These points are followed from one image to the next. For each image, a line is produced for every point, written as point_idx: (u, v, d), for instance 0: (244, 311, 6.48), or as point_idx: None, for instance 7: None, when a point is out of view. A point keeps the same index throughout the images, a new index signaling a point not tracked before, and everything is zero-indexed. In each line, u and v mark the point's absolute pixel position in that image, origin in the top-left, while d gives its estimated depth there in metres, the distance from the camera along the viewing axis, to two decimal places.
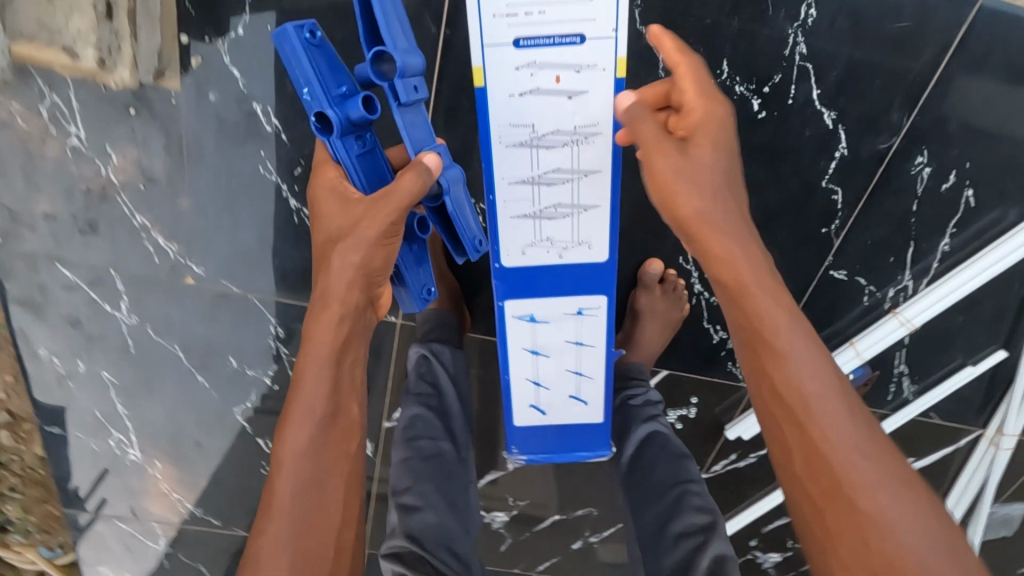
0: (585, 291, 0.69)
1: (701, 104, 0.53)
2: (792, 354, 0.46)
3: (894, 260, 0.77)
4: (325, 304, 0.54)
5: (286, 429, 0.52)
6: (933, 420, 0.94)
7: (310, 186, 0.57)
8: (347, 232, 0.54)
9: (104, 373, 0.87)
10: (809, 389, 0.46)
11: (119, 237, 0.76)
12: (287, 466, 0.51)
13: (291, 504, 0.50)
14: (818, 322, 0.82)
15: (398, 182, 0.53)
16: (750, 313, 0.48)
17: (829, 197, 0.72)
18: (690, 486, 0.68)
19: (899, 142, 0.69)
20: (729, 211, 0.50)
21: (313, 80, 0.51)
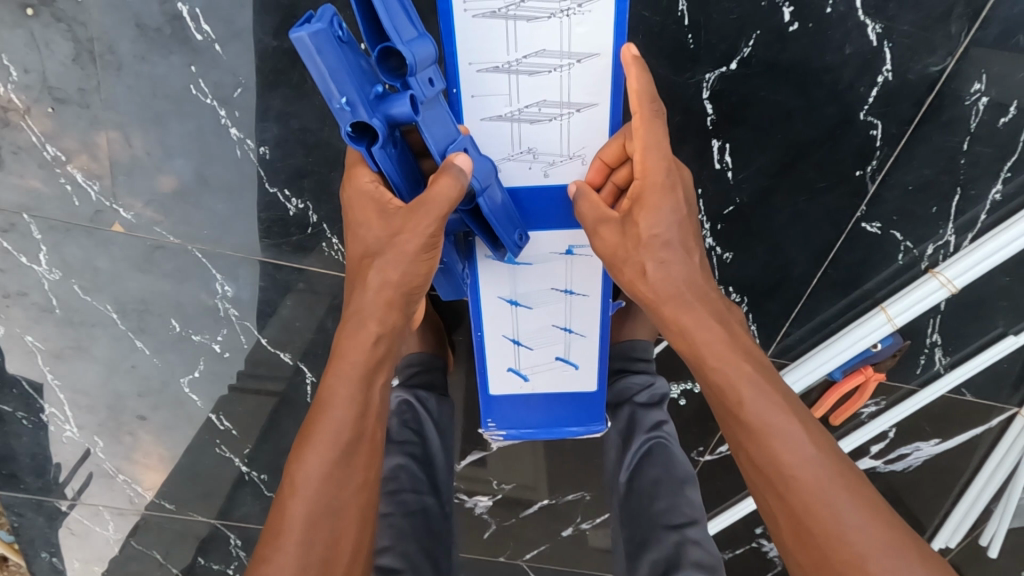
0: (576, 225, 0.59)
1: (647, 165, 0.49)
2: (772, 434, 0.44)
3: (937, 210, 0.66)
4: (362, 321, 0.49)
5: (304, 449, 0.46)
6: (966, 398, 0.86)
7: (344, 193, 0.51)
8: (383, 246, 0.49)
9: (27, 336, 0.76)
10: (795, 472, 0.43)
11: (30, 172, 0.64)
12: (302, 489, 0.45)
13: (303, 532, 0.44)
14: (843, 280, 0.73)
15: (435, 189, 0.45)
16: (719, 390, 0.47)
17: (867, 130, 0.62)
18: (687, 531, 0.57)
19: (953, 63, 0.58)
20: (682, 292, 0.49)
21: (356, 89, 0.40)
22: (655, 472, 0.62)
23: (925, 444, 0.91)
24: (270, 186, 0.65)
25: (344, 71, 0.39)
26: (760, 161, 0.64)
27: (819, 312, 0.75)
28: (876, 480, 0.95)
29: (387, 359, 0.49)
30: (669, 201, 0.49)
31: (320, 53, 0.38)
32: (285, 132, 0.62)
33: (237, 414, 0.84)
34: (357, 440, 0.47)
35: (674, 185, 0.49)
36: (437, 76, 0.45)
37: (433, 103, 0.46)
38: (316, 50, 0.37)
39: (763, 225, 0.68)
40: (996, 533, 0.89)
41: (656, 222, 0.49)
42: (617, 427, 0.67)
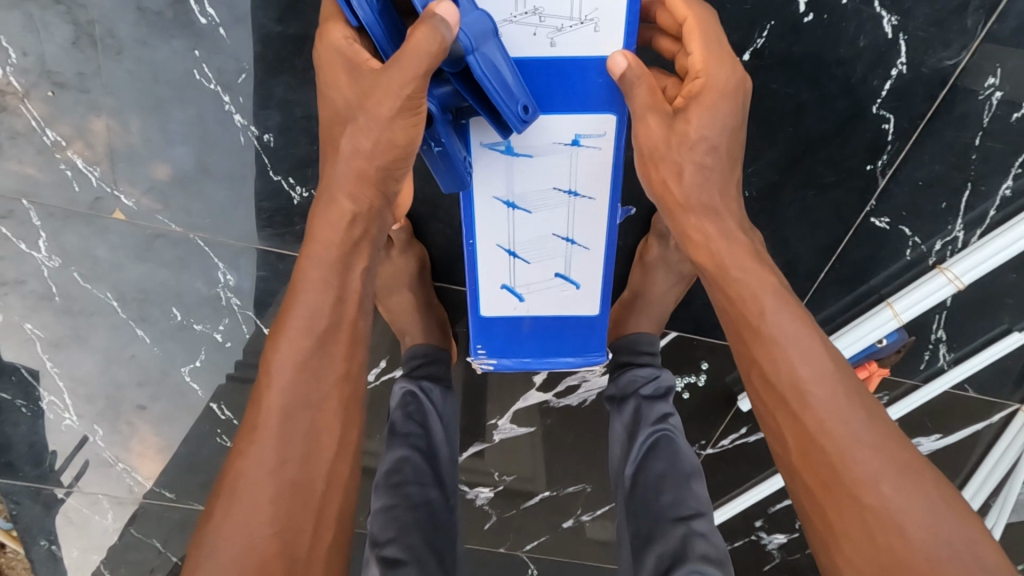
0: (583, 109, 0.53)
1: (710, 65, 0.48)
2: (792, 345, 0.44)
3: (946, 206, 0.66)
4: (335, 194, 0.48)
5: (280, 336, 0.45)
6: (968, 393, 0.85)
7: (314, 51, 0.48)
8: (356, 110, 0.47)
9: (25, 325, 0.75)
10: (810, 386, 0.43)
11: (28, 158, 0.63)
12: (279, 371, 0.44)
13: (284, 408, 0.43)
14: (850, 275, 0.72)
15: (412, 41, 0.42)
16: (740, 300, 0.47)
17: (879, 124, 0.61)
18: (693, 524, 0.58)
19: (969, 57, 0.57)
20: (709, 205, 0.50)
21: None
22: (660, 466, 0.62)
23: (925, 439, 0.92)
24: (274, 175, 0.65)
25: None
26: (770, 154, 0.63)
27: (824, 306, 0.76)
28: None
29: (364, 241, 0.48)
30: (726, 102, 0.49)
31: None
32: (289, 119, 0.61)
33: (238, 404, 0.84)
34: (339, 325, 0.46)
35: (736, 88, 0.49)
36: None
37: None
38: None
39: (772, 218, 0.68)
40: (992, 528, 0.90)
41: (708, 123, 0.49)
42: (622, 420, 0.67)
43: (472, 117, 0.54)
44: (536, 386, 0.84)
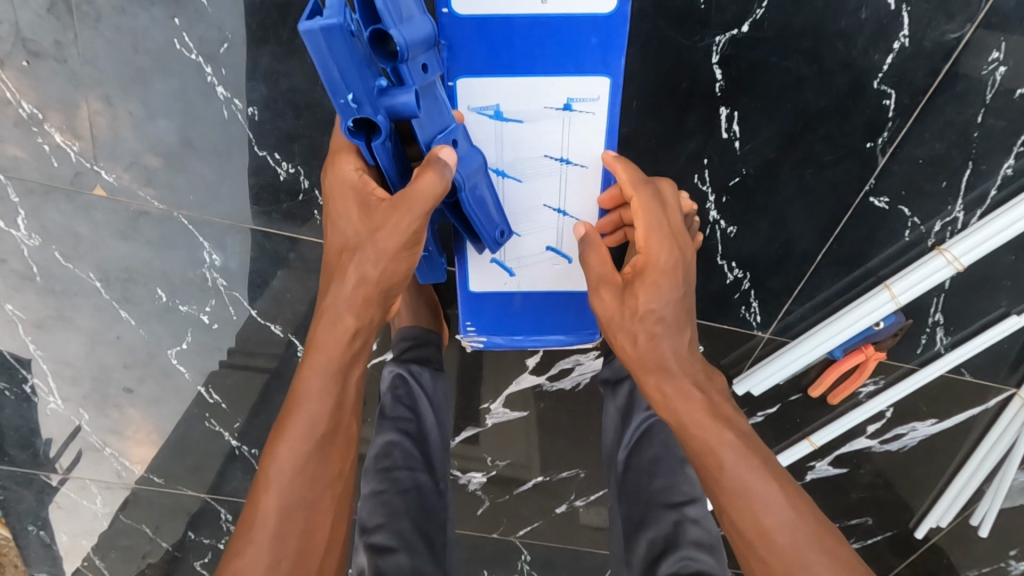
0: (575, 71, 0.52)
1: (651, 244, 0.53)
2: (754, 492, 0.46)
3: (946, 185, 0.65)
4: (339, 314, 0.50)
5: (277, 446, 0.46)
6: (964, 377, 0.84)
7: (325, 181, 0.51)
8: (363, 241, 0.49)
9: (7, 305, 0.74)
10: (775, 533, 0.45)
11: (5, 131, 0.61)
12: (275, 485, 0.45)
13: (275, 528, 0.44)
14: (847, 257, 0.71)
15: (418, 184, 0.45)
16: (702, 451, 0.48)
17: (880, 101, 0.60)
18: (686, 510, 0.57)
19: (972, 30, 0.55)
20: (664, 361, 0.52)
21: (354, 84, 0.39)
22: (654, 451, 0.61)
23: (921, 425, 0.91)
24: (259, 150, 0.63)
25: (346, 67, 0.38)
26: (768, 131, 0.62)
27: (822, 289, 0.74)
28: (870, 459, 0.96)
29: (363, 354, 0.51)
30: (667, 279, 0.53)
31: (320, 51, 0.36)
32: (274, 92, 0.59)
33: (227, 388, 0.83)
34: (338, 448, 0.48)
35: (676, 267, 0.53)
36: (432, 58, 0.44)
37: (425, 90, 0.44)
38: (317, 48, 0.36)
39: (769, 198, 0.67)
40: (988, 512, 0.90)
41: (655, 297, 0.52)
42: (615, 403, 0.66)
43: (459, 81, 0.52)
44: (529, 370, 0.83)
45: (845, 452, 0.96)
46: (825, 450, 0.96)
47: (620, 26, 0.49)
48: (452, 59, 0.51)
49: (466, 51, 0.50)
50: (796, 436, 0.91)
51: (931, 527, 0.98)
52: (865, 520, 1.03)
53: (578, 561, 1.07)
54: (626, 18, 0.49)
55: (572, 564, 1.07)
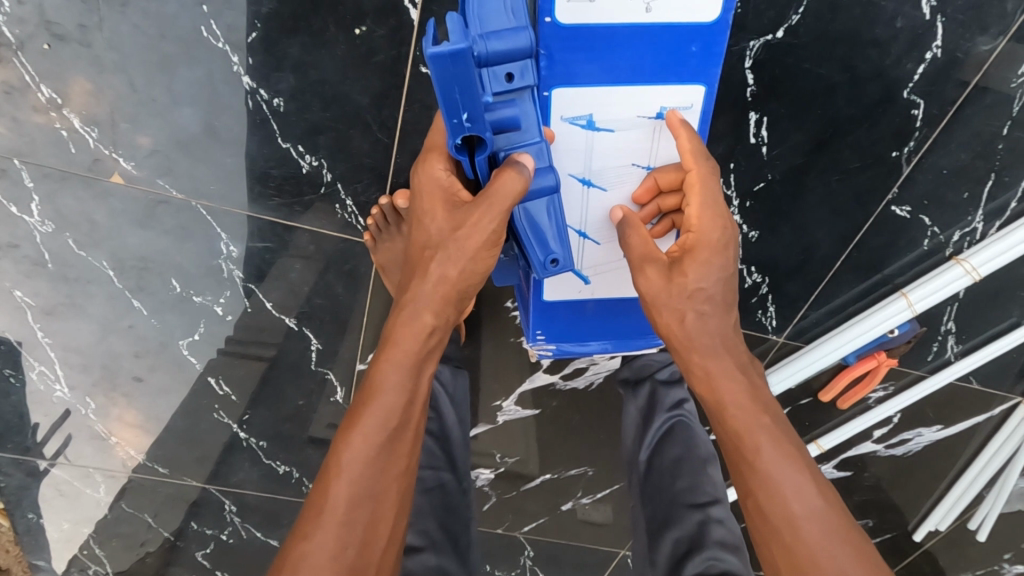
0: (675, 79, 0.51)
1: (703, 221, 0.53)
2: (783, 479, 0.46)
3: (968, 195, 0.65)
4: (419, 311, 0.50)
5: (349, 433, 0.46)
6: (971, 385, 0.85)
7: (414, 178, 0.51)
8: (446, 241, 0.49)
9: (16, 291, 0.72)
10: (800, 521, 0.45)
11: (22, 116, 0.59)
12: (346, 474, 0.45)
13: (345, 515, 0.44)
14: (865, 264, 0.72)
15: (498, 185, 0.45)
16: (737, 436, 0.49)
17: (909, 110, 0.60)
18: (712, 510, 0.57)
19: (1004, 43, 0.56)
20: (710, 348, 0.52)
21: (469, 106, 0.41)
22: (677, 451, 0.61)
23: (926, 430, 0.91)
24: (282, 142, 0.62)
25: (466, 92, 0.40)
26: (797, 137, 0.62)
27: (838, 295, 0.75)
28: (876, 463, 0.96)
29: (437, 350, 0.51)
30: (718, 258, 0.52)
31: (443, 78, 0.39)
32: (300, 84, 0.58)
33: (237, 380, 0.82)
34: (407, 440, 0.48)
35: (726, 246, 0.53)
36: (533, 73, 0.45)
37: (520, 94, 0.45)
38: (441, 75, 0.38)
39: (792, 203, 0.67)
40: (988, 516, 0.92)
41: (704, 276, 0.52)
42: (637, 404, 0.67)
43: (555, 91, 0.51)
44: (543, 368, 0.82)
45: (851, 455, 0.96)
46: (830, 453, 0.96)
47: (720, 34, 0.49)
48: (549, 71, 0.49)
49: (564, 62, 0.49)
50: (804, 440, 0.91)
51: (929, 530, 0.99)
52: (867, 522, 1.04)
53: (580, 557, 1.08)
54: (727, 25, 0.48)
55: (574, 560, 1.08)
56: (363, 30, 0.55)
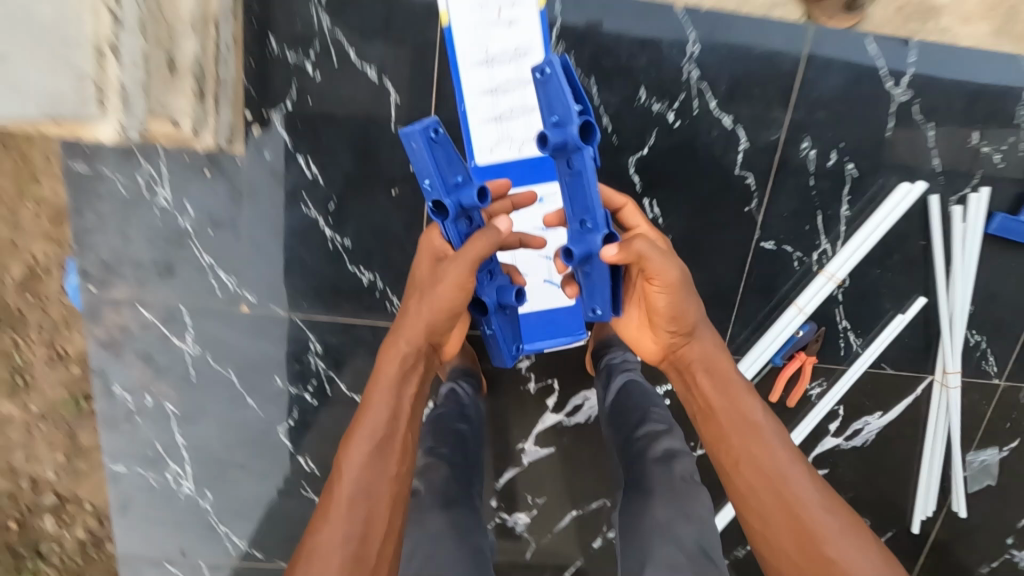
0: (546, 181, 0.86)
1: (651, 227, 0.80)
2: (792, 463, 0.68)
3: (810, 227, 0.96)
4: (399, 342, 0.67)
5: (348, 445, 0.62)
6: (886, 370, 1.07)
7: (421, 240, 0.73)
8: (427, 288, 0.68)
9: (167, 404, 1.02)
10: (800, 487, 0.66)
11: (189, 277, 0.94)
12: (347, 478, 0.60)
13: (348, 509, 0.59)
14: (762, 287, 1.00)
15: (469, 246, 0.66)
16: (756, 426, 0.70)
17: (744, 181, 0.93)
18: (651, 412, 0.83)
19: (784, 132, 0.91)
20: (708, 352, 0.76)
21: (430, 173, 0.63)
22: (630, 394, 0.87)
23: (872, 418, 1.10)
24: (350, 265, 0.95)
25: (428, 163, 0.62)
26: (679, 208, 0.94)
27: (753, 314, 1.02)
28: (845, 457, 1.13)
29: (413, 374, 0.66)
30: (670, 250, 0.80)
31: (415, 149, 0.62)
32: (360, 228, 0.93)
33: (320, 457, 1.07)
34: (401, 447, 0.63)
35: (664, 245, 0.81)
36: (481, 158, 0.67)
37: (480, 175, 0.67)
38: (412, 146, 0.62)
39: (694, 251, 0.97)
40: (956, 493, 1.09)
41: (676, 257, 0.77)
42: (601, 381, 0.93)
43: None
44: (549, 408, 1.07)
45: (821, 454, 1.13)
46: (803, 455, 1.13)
47: None
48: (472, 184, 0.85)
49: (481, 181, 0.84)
50: None
51: (922, 519, 1.16)
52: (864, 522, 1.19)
53: None
54: None
55: None
56: (396, 190, 0.91)
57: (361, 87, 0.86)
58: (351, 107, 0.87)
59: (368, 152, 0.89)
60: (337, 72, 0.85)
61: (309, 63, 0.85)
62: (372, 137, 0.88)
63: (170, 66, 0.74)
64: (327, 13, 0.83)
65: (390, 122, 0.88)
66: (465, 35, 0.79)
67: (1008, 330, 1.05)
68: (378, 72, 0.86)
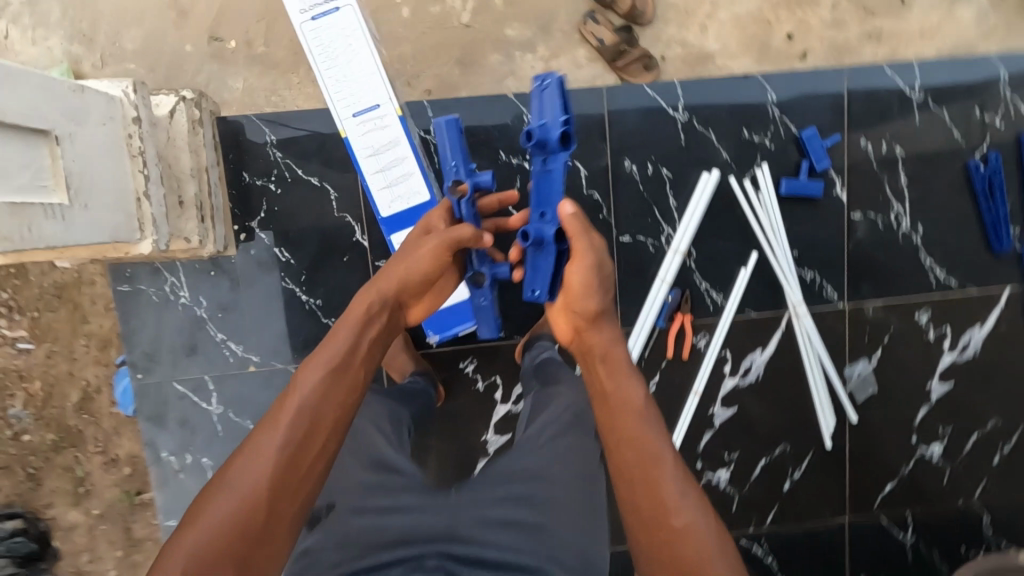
0: None
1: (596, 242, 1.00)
2: (659, 444, 0.83)
3: (651, 219, 1.32)
4: (370, 290, 0.88)
5: (307, 365, 0.79)
6: (751, 314, 1.36)
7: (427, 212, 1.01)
8: (415, 244, 0.92)
9: (203, 458, 1.30)
10: (658, 463, 0.81)
11: (208, 352, 1.27)
12: (298, 391, 0.76)
13: (295, 417, 0.74)
14: (632, 270, 1.33)
15: (461, 228, 0.92)
16: (637, 411, 0.86)
17: (592, 197, 1.30)
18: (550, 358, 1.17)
19: (609, 158, 1.30)
20: (607, 346, 0.94)
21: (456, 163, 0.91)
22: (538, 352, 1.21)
23: (756, 354, 1.38)
24: (324, 318, 1.28)
25: (452, 150, 0.91)
26: None
27: (632, 292, 1.34)
28: (747, 393, 1.39)
29: (372, 323, 0.86)
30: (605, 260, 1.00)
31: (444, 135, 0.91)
32: (327, 289, 1.27)
33: None
34: (345, 393, 0.79)
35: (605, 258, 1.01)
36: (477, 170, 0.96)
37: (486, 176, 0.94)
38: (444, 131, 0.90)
39: None
40: (840, 401, 1.35)
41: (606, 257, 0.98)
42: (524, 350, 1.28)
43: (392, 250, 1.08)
44: (499, 401, 1.33)
45: (727, 395, 1.39)
46: (712, 398, 1.39)
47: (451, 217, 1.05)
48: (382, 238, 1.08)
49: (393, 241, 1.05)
50: (686, 394, 1.37)
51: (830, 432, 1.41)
52: (785, 447, 1.42)
53: None
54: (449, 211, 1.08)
55: None
56: (347, 256, 1.26)
57: (309, 191, 1.24)
58: (305, 206, 1.24)
59: (322, 234, 1.25)
60: (291, 185, 1.23)
61: (272, 184, 1.23)
62: (323, 223, 1.25)
63: (182, 202, 1.12)
64: (279, 148, 1.23)
65: (334, 210, 1.24)
66: (357, 146, 1.00)
67: (831, 264, 1.36)
68: (319, 179, 1.24)
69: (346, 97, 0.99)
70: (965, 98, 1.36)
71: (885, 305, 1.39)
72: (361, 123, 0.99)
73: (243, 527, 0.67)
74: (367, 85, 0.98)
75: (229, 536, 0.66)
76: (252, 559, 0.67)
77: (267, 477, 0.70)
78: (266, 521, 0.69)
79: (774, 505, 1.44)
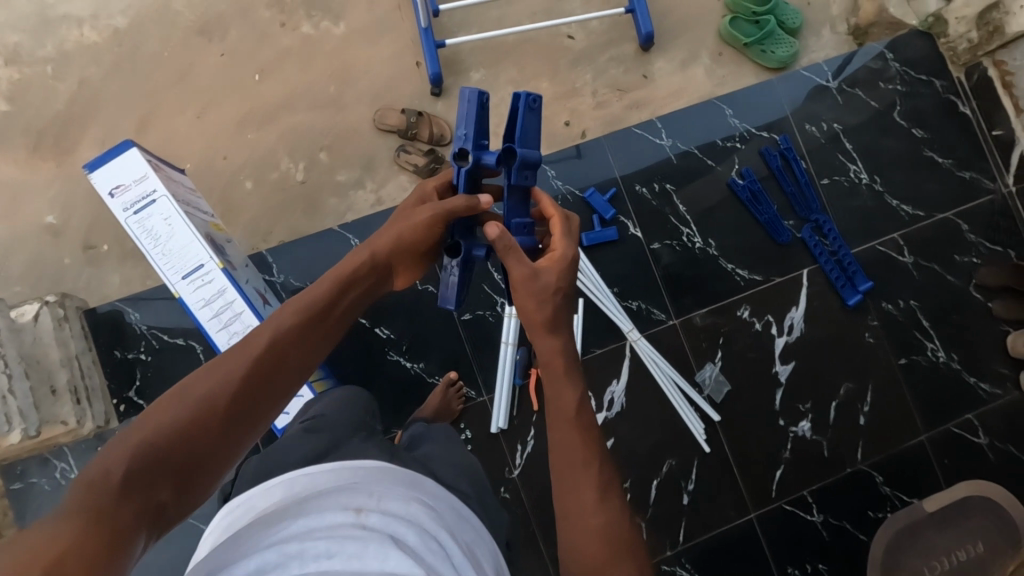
0: None
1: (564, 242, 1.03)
2: (589, 455, 0.87)
3: (484, 294, 1.52)
4: (360, 249, 0.98)
5: (284, 307, 0.89)
6: (597, 352, 1.53)
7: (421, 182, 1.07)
8: (401, 211, 1.02)
9: None
10: (582, 469, 0.86)
11: None
12: (268, 330, 0.85)
13: (267, 351, 0.83)
14: (481, 342, 1.51)
15: (453, 203, 0.98)
16: (572, 418, 0.90)
17: (429, 290, 1.50)
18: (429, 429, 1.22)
19: None
20: (549, 355, 0.94)
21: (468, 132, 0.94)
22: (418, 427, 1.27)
23: (614, 386, 1.53)
24: None
25: (466, 118, 0.93)
26: (402, 324, 1.49)
27: (487, 360, 1.50)
28: (618, 422, 1.52)
29: (353, 284, 0.95)
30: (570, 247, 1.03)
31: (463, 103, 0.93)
32: None
33: None
34: (312, 341, 0.88)
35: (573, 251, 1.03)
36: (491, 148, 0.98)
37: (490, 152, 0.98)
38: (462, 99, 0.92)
39: (425, 344, 1.49)
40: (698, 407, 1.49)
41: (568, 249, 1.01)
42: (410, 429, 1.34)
43: None
44: None
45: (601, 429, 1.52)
46: None
47: None
48: None
49: None
50: None
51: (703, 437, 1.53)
52: (671, 463, 1.52)
53: None
54: None
55: None
56: None
57: (178, 351, 1.40)
58: (175, 365, 1.39)
59: None
60: (160, 350, 1.39)
61: (142, 354, 1.39)
62: None
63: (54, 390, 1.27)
64: (143, 322, 1.40)
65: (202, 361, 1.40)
66: (193, 300, 1.20)
67: (648, 291, 1.58)
68: (184, 338, 1.40)
69: (176, 265, 1.20)
70: (709, 135, 1.67)
71: (709, 313, 1.59)
72: (191, 281, 1.20)
73: (196, 427, 0.74)
74: (190, 252, 1.19)
75: (174, 441, 0.73)
76: (191, 460, 0.73)
77: (225, 390, 0.78)
78: (216, 429, 0.76)
79: (681, 521, 1.51)
